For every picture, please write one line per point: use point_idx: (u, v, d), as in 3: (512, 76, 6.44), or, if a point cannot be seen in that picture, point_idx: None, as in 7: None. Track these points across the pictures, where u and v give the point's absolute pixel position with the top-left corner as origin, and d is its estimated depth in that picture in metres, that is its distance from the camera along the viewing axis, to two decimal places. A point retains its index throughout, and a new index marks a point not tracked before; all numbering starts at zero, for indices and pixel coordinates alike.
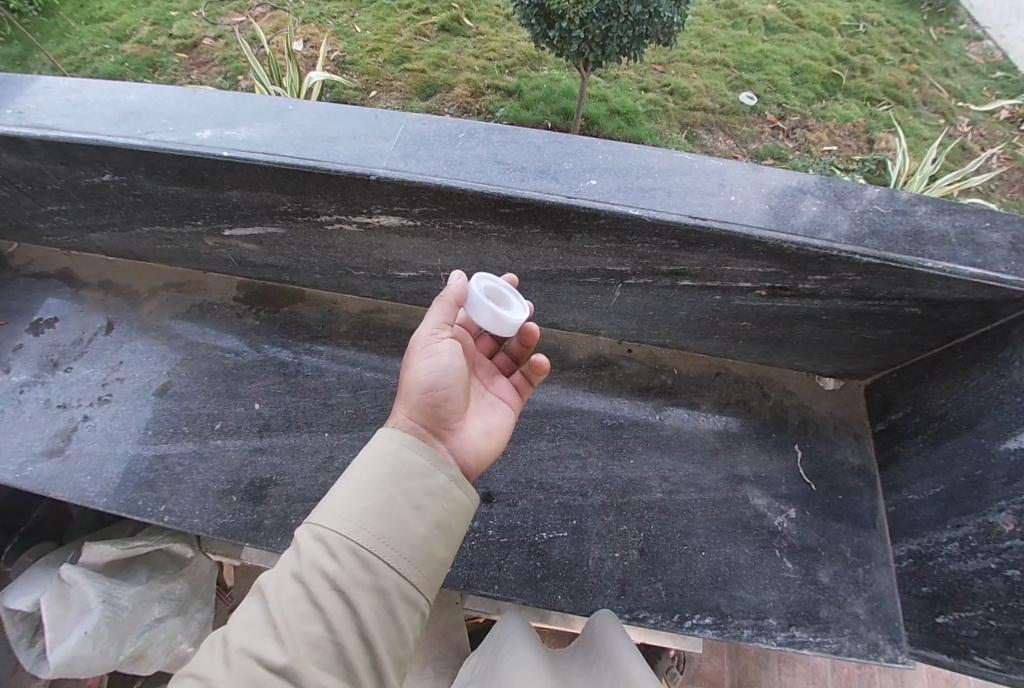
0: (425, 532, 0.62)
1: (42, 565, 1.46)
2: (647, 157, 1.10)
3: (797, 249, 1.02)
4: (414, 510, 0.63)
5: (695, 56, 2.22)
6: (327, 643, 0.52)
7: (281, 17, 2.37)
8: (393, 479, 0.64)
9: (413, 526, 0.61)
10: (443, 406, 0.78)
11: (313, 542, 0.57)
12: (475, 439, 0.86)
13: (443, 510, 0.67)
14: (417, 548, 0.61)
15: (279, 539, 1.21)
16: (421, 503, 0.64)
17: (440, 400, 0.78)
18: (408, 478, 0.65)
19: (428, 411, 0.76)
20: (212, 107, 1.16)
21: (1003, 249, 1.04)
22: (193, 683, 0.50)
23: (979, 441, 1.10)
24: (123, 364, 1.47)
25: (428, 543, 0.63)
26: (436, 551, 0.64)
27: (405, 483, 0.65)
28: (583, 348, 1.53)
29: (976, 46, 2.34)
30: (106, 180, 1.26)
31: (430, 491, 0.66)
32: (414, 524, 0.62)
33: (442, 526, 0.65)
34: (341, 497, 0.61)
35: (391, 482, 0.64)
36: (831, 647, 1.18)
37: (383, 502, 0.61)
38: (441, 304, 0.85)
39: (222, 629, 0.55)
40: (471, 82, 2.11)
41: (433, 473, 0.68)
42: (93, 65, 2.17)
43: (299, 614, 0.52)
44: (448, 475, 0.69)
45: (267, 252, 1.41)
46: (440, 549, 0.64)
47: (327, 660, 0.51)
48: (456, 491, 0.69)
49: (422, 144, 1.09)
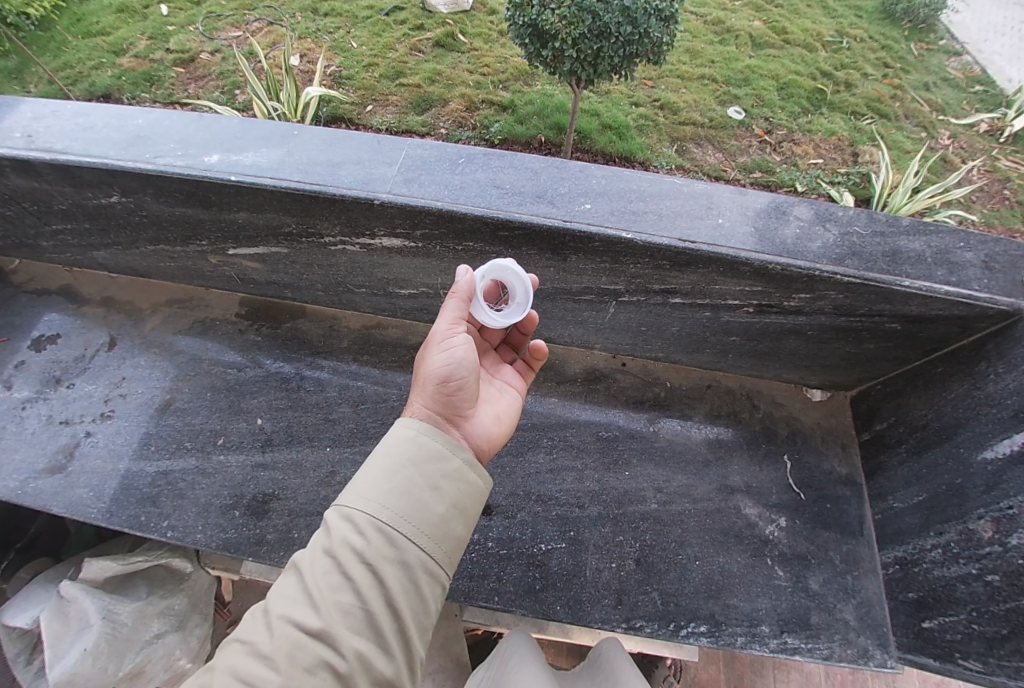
0: (442, 511, 0.69)
1: (41, 581, 1.46)
2: (639, 181, 1.15)
3: (782, 270, 1.07)
4: (432, 493, 0.69)
5: (684, 71, 2.29)
6: (357, 609, 0.58)
7: (277, 32, 2.41)
8: (413, 463, 0.71)
9: (431, 506, 0.68)
10: (455, 395, 0.84)
11: (342, 521, 0.63)
12: (486, 424, 0.91)
13: (459, 492, 0.72)
14: (436, 526, 0.67)
15: (282, 553, 1.24)
16: (438, 486, 0.70)
17: (451, 390, 0.83)
18: (426, 463, 0.71)
19: (441, 400, 0.82)
20: (219, 132, 1.20)
21: (976, 268, 1.10)
22: (240, 649, 0.57)
23: (959, 450, 1.15)
24: (125, 380, 1.49)
25: (446, 521, 0.69)
26: (454, 529, 0.70)
27: (424, 467, 0.71)
28: (579, 361, 1.57)
29: (955, 61, 2.43)
30: (113, 201, 1.29)
31: (447, 474, 0.72)
32: (432, 505, 0.68)
33: (459, 506, 0.71)
34: (366, 481, 0.67)
35: (411, 466, 0.70)
36: (822, 653, 1.22)
37: (404, 485, 0.68)
38: (453, 300, 0.89)
39: (261, 603, 0.61)
40: (465, 97, 2.16)
41: (448, 457, 0.74)
42: (91, 79, 2.19)
43: (333, 584, 0.59)
44: (462, 459, 0.75)
45: (270, 270, 1.44)
46: (457, 527, 0.70)
47: (358, 624, 0.58)
48: (470, 473, 0.75)
49: (423, 169, 1.13)
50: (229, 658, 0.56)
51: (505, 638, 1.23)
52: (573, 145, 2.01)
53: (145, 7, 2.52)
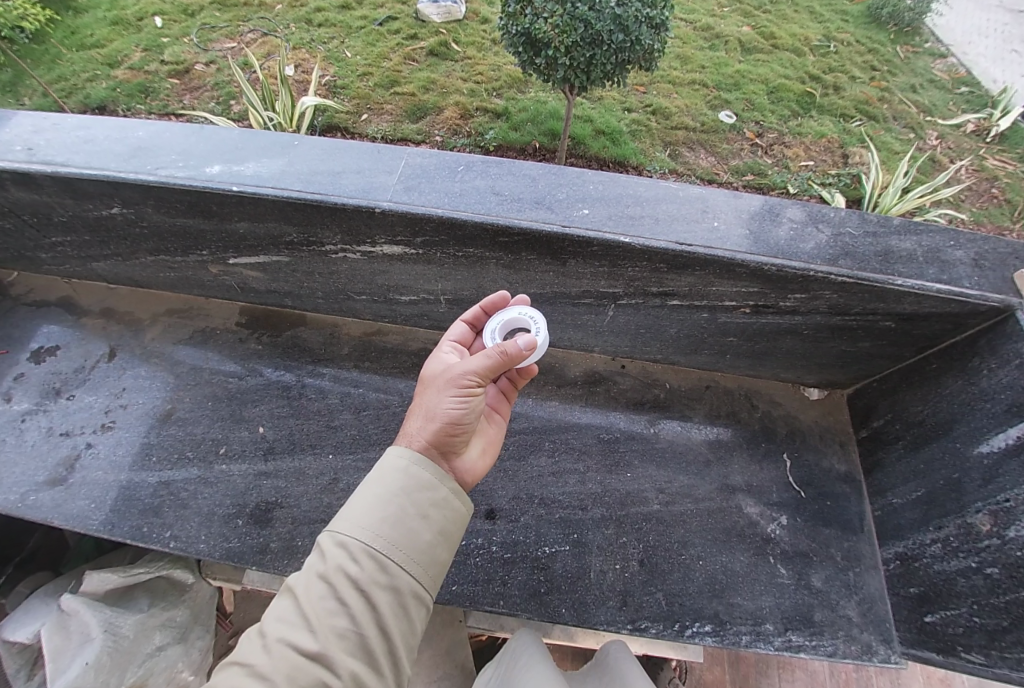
0: (431, 539, 0.69)
1: (42, 595, 1.45)
2: (635, 186, 1.17)
3: (777, 271, 1.09)
4: (422, 520, 0.70)
5: (676, 77, 2.32)
6: (352, 633, 0.60)
7: (272, 42, 2.43)
8: (404, 491, 0.71)
9: (421, 535, 0.69)
10: (457, 437, 0.82)
11: (337, 547, 0.64)
12: (475, 459, 0.90)
13: (447, 518, 0.73)
14: (425, 552, 0.68)
15: (286, 562, 1.23)
16: (428, 514, 0.71)
17: (457, 433, 0.81)
18: (417, 490, 0.71)
19: (444, 440, 0.79)
20: (219, 143, 1.21)
21: (967, 266, 1.12)
22: (239, 670, 0.57)
23: (955, 445, 1.17)
24: (125, 391, 1.49)
25: (434, 548, 0.70)
26: (441, 555, 0.71)
27: (415, 494, 0.71)
28: (579, 365, 1.58)
29: (941, 64, 2.47)
30: (113, 213, 1.30)
31: (436, 502, 0.72)
32: (422, 533, 0.69)
33: (446, 533, 0.72)
34: (358, 507, 0.68)
35: (402, 494, 0.70)
36: (826, 650, 1.23)
37: (396, 513, 0.68)
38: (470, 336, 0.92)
39: (257, 623, 0.62)
40: (460, 105, 2.18)
41: (437, 486, 0.74)
42: (85, 91, 2.20)
43: (328, 609, 0.60)
44: (450, 488, 0.75)
45: (270, 278, 1.45)
46: (443, 552, 0.71)
47: (352, 648, 0.60)
48: (457, 501, 0.75)
49: (423, 177, 1.15)
50: (228, 680, 0.57)
51: (513, 637, 1.25)
52: (568, 151, 2.03)
53: (139, 20, 2.54)
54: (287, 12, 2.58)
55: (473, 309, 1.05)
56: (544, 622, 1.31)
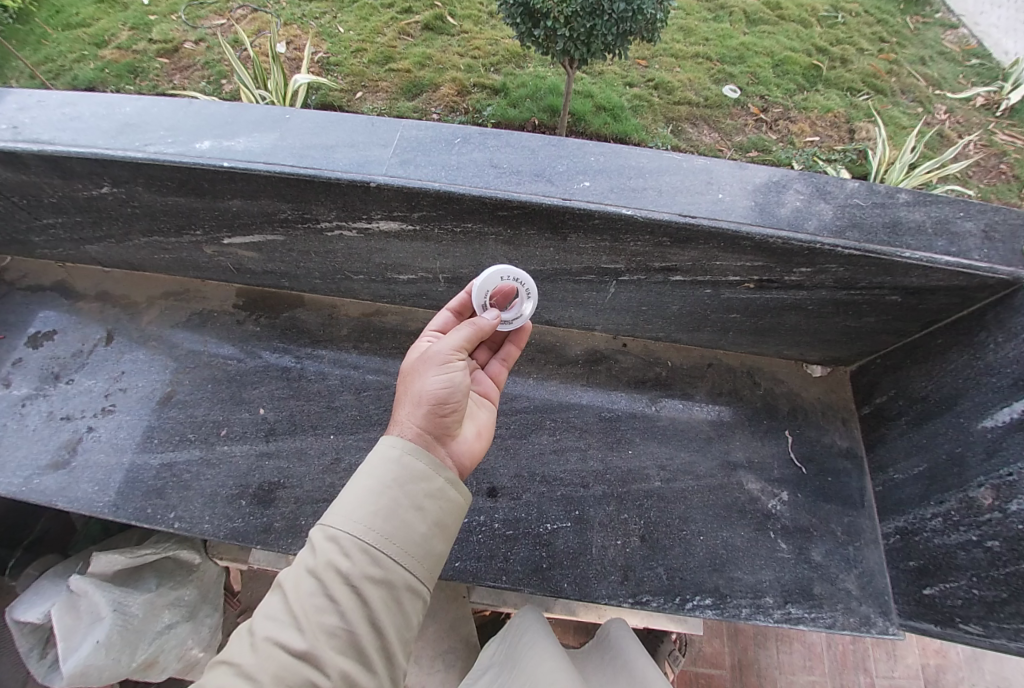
0: (425, 531, 0.69)
1: (50, 577, 1.47)
2: (638, 158, 1.14)
3: (783, 243, 1.07)
4: (416, 512, 0.69)
5: (678, 50, 2.26)
6: (342, 630, 0.60)
7: (262, 18, 2.36)
8: (397, 483, 0.70)
9: (416, 527, 0.68)
10: (449, 416, 0.82)
11: (328, 542, 0.64)
12: (469, 440, 0.90)
13: (442, 510, 0.73)
14: (419, 545, 0.68)
15: (289, 540, 1.24)
16: (421, 505, 0.70)
17: (447, 412, 0.82)
18: (410, 482, 0.71)
19: (435, 421, 0.80)
20: (210, 117, 1.18)
21: (976, 238, 1.10)
22: (228, 670, 0.58)
23: (958, 420, 1.16)
24: (125, 374, 1.48)
25: (429, 540, 0.70)
26: (436, 546, 0.71)
27: (407, 487, 0.71)
28: (580, 344, 1.57)
29: (951, 35, 2.40)
30: (104, 192, 1.27)
31: (430, 493, 0.72)
32: (416, 525, 0.69)
33: (441, 524, 0.72)
34: (349, 500, 0.67)
35: (395, 487, 0.70)
36: (824, 622, 1.25)
37: (388, 506, 0.68)
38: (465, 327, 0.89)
39: (250, 620, 0.62)
40: (457, 82, 2.12)
41: (432, 477, 0.73)
42: (73, 72, 2.14)
43: (317, 605, 0.60)
44: (445, 478, 0.75)
45: (267, 259, 1.43)
46: (439, 544, 0.72)
47: (342, 645, 0.60)
48: (452, 491, 0.75)
49: (419, 150, 1.12)
50: (218, 680, 0.57)
51: (517, 612, 1.26)
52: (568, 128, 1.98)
53: None
54: None
55: (460, 296, 1.03)
56: (546, 598, 1.33)
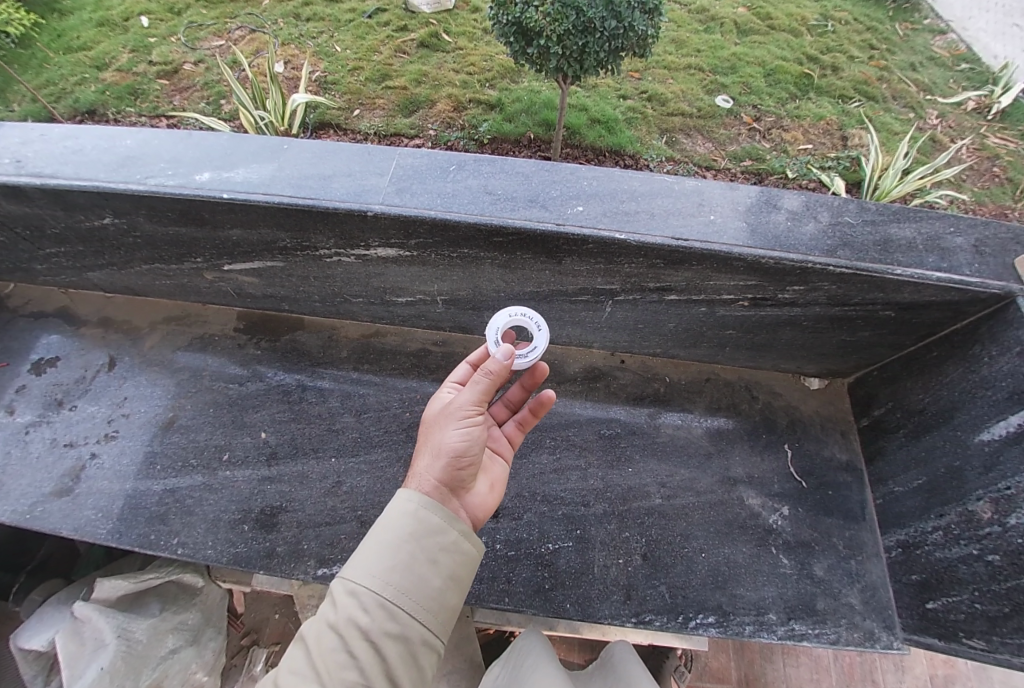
0: (441, 585, 0.72)
1: (54, 604, 1.47)
2: (631, 181, 1.16)
3: (775, 264, 1.08)
4: (432, 565, 0.72)
5: (671, 61, 2.28)
6: None
7: (260, 39, 2.40)
8: (414, 536, 0.72)
9: (431, 580, 0.71)
10: (465, 470, 0.84)
11: (347, 596, 0.67)
12: (482, 495, 0.91)
13: (457, 562, 0.75)
14: (435, 599, 0.71)
15: (292, 565, 1.25)
16: (437, 559, 0.73)
17: (464, 467, 0.83)
18: (426, 535, 0.73)
19: (452, 474, 0.81)
20: (209, 149, 1.20)
21: (967, 253, 1.11)
22: None
23: (956, 433, 1.17)
24: (127, 399, 1.49)
25: (444, 593, 0.72)
26: (451, 599, 0.73)
27: (424, 539, 0.73)
28: (578, 361, 1.58)
29: (940, 40, 2.42)
30: (106, 223, 1.29)
31: (446, 545, 0.74)
32: (431, 578, 0.71)
33: (456, 577, 0.74)
34: (368, 554, 0.70)
35: (411, 540, 0.72)
36: (828, 638, 1.24)
37: (405, 559, 0.70)
38: (481, 377, 0.86)
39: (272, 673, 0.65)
40: (453, 97, 2.16)
41: (447, 529, 0.75)
42: (74, 95, 2.18)
43: (338, 662, 0.63)
44: (459, 531, 0.77)
45: (267, 284, 1.45)
46: (454, 596, 0.73)
47: None
48: (466, 543, 0.77)
49: (415, 178, 1.14)
50: None
51: (520, 635, 1.26)
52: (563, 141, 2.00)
53: (124, 20, 2.50)
54: (275, 7, 2.53)
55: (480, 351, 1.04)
56: (549, 619, 1.33)
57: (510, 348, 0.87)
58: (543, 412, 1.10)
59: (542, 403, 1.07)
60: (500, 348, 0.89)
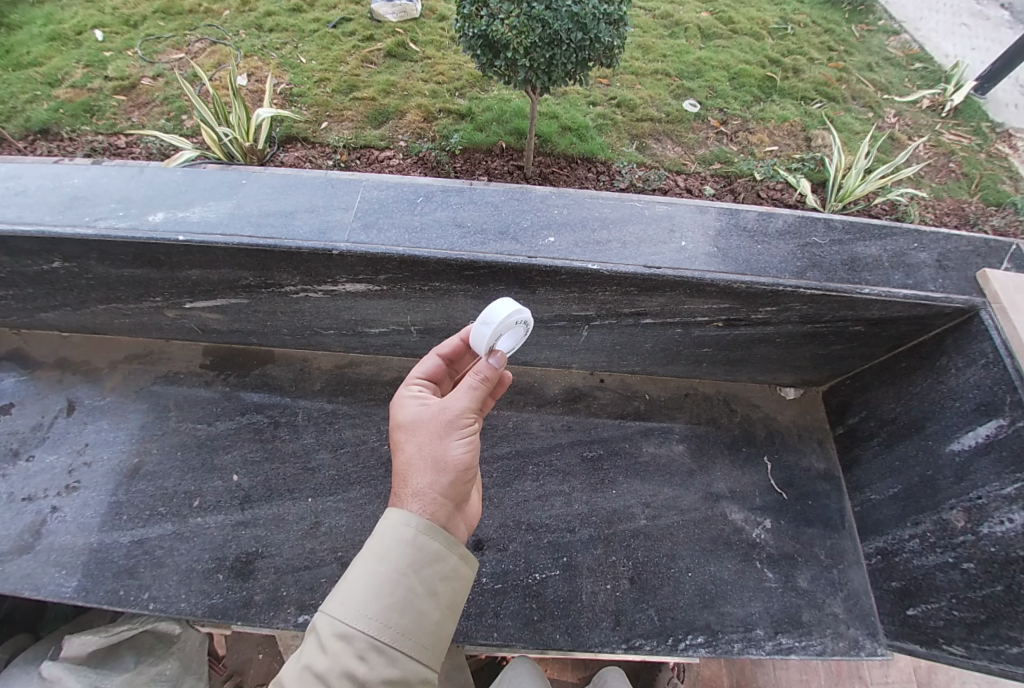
0: (439, 617, 0.71)
1: (18, 663, 1.38)
2: (601, 208, 1.16)
3: (747, 288, 1.09)
4: (431, 598, 0.70)
5: (638, 67, 2.19)
6: None
7: (221, 51, 2.19)
8: (411, 569, 0.70)
9: (430, 615, 0.70)
10: (468, 481, 0.80)
11: (340, 641, 0.64)
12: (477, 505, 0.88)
13: (455, 590, 0.74)
14: (433, 633, 0.70)
15: (272, 614, 1.21)
16: (436, 590, 0.71)
17: (468, 479, 0.80)
18: (423, 566, 0.71)
19: (459, 490, 0.78)
20: (163, 187, 1.16)
21: (930, 268, 1.14)
22: None
23: (927, 442, 1.20)
24: (89, 446, 1.42)
25: (442, 626, 0.71)
26: (450, 631, 0.72)
27: (422, 571, 0.71)
28: (558, 382, 1.57)
29: (894, 41, 2.42)
30: (55, 267, 1.23)
31: (445, 575, 0.73)
32: (431, 613, 0.70)
33: (454, 606, 0.73)
34: (363, 593, 0.67)
35: (409, 573, 0.70)
36: (815, 649, 1.26)
37: (403, 596, 0.68)
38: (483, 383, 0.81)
39: None
40: (423, 107, 2.01)
41: (446, 557, 0.74)
42: (25, 114, 1.96)
43: None
44: (458, 555, 0.75)
45: (233, 320, 1.40)
46: (452, 627, 0.73)
47: None
48: (464, 568, 0.76)
49: (381, 212, 1.12)
50: None
51: (510, 664, 1.28)
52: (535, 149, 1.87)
53: (78, 34, 2.24)
54: (237, 18, 2.33)
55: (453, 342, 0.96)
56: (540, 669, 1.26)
57: (504, 354, 0.84)
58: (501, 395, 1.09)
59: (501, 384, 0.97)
60: (494, 356, 0.83)
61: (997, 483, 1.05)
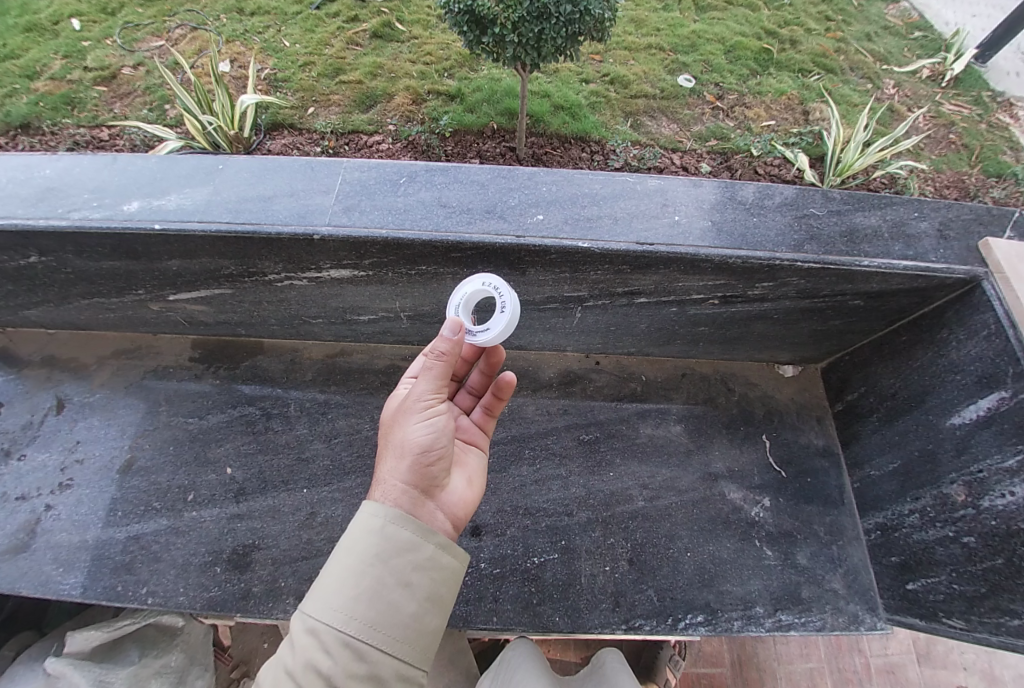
0: (415, 609, 0.69)
1: (22, 661, 1.38)
2: (590, 184, 1.12)
3: (742, 263, 1.06)
4: (404, 590, 0.68)
5: (631, 42, 2.12)
6: None
7: (203, 37, 2.12)
8: (381, 559, 0.69)
9: (403, 607, 0.68)
10: (435, 466, 0.81)
11: (309, 636, 0.63)
12: (460, 490, 0.87)
13: (433, 581, 0.72)
14: (409, 625, 0.68)
15: (271, 605, 1.21)
16: (410, 580, 0.69)
17: (433, 463, 0.80)
18: (394, 556, 0.70)
19: (421, 474, 0.78)
20: (136, 175, 1.12)
21: (932, 238, 1.11)
22: None
23: (927, 417, 1.18)
24: (80, 443, 1.41)
25: (419, 617, 0.69)
26: (430, 622, 0.70)
27: (393, 561, 0.69)
28: (553, 366, 1.55)
29: (893, 8, 2.35)
30: (33, 262, 1.20)
31: (419, 565, 0.71)
32: (403, 605, 0.68)
33: (434, 597, 0.71)
34: (332, 587, 0.66)
35: (378, 564, 0.68)
36: (814, 625, 1.26)
37: (371, 588, 0.67)
38: (438, 365, 0.81)
39: None
40: (411, 89, 1.94)
41: (419, 546, 0.72)
42: (3, 108, 1.90)
43: None
44: (435, 544, 0.73)
45: (218, 311, 1.37)
46: (433, 618, 0.70)
47: None
48: (443, 557, 0.74)
49: (363, 194, 1.08)
50: None
51: (510, 644, 1.27)
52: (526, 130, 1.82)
53: (54, 23, 2.16)
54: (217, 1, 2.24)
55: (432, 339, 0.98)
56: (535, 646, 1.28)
57: (457, 319, 0.80)
58: (507, 394, 1.05)
59: (503, 385, 1.03)
60: (447, 321, 0.81)
61: (999, 456, 1.03)
